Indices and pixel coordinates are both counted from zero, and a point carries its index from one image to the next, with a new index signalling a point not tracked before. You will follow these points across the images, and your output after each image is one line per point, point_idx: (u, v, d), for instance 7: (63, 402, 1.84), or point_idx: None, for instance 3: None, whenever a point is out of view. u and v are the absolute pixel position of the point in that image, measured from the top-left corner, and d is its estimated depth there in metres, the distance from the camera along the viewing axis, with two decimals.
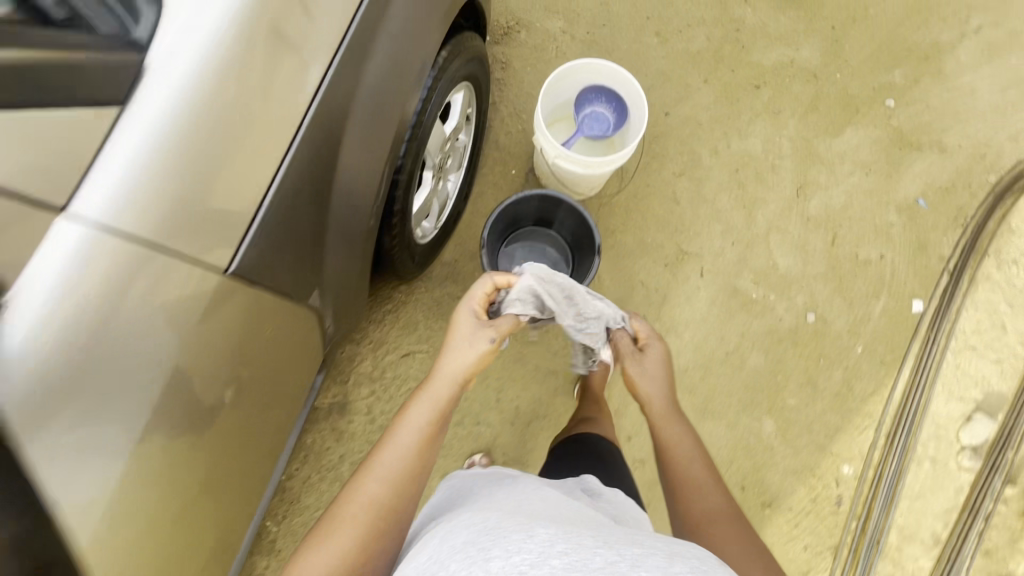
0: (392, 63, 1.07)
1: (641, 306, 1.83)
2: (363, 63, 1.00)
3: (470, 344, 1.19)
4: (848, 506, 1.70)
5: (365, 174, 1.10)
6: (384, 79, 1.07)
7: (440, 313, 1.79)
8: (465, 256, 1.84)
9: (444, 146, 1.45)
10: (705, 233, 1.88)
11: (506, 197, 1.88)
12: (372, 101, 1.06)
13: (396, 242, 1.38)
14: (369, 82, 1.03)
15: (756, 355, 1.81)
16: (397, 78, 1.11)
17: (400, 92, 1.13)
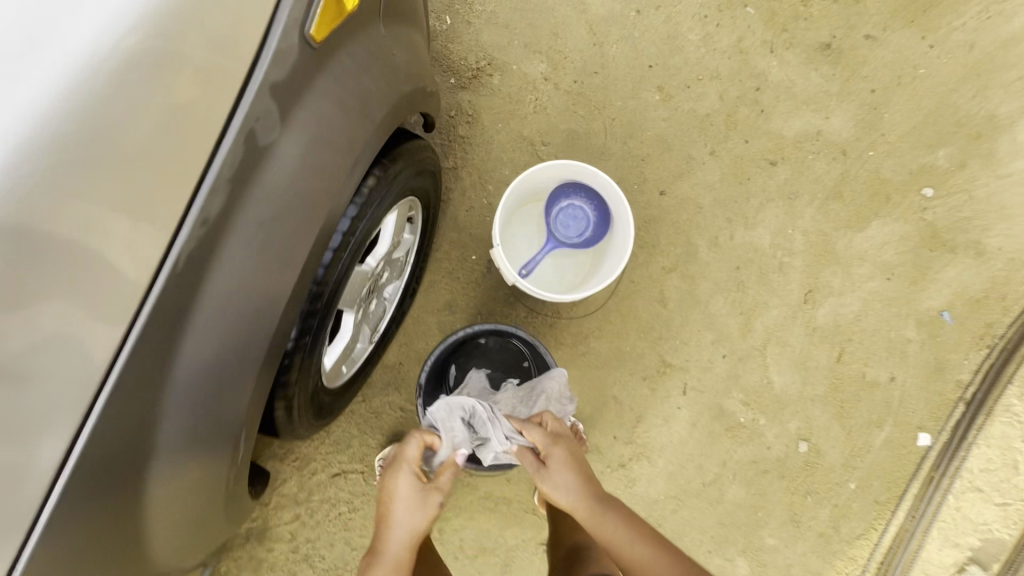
0: (271, 241, 0.77)
1: (612, 427, 1.59)
2: (215, 258, 0.71)
3: (416, 514, 1.00)
4: None
5: (239, 385, 0.80)
6: (261, 263, 0.77)
7: (378, 427, 1.54)
8: (411, 359, 1.56)
9: (378, 271, 1.17)
10: (694, 342, 1.60)
11: (462, 288, 1.58)
12: (229, 328, 0.76)
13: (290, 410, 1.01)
14: (229, 276, 0.73)
15: (737, 487, 1.60)
16: (272, 280, 0.79)
17: (292, 267, 0.81)
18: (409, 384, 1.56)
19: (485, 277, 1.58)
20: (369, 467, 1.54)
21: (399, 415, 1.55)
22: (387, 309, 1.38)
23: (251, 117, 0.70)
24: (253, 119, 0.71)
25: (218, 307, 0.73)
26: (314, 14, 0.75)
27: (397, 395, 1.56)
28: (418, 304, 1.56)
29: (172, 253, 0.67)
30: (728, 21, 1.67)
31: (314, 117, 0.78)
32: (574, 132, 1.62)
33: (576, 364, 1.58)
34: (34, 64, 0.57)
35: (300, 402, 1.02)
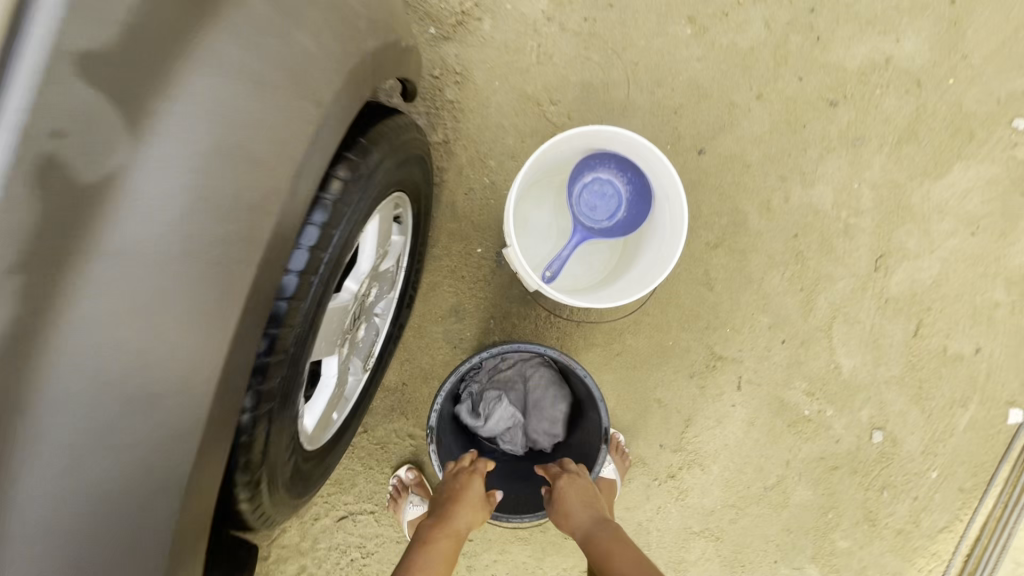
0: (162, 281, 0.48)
1: (658, 434, 1.36)
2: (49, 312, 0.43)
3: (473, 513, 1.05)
4: None
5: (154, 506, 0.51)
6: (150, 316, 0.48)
7: (386, 460, 1.32)
8: (415, 378, 1.31)
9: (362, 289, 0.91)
10: (747, 329, 1.36)
11: (469, 289, 1.31)
12: (97, 474, 0.47)
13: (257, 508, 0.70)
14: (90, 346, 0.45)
15: (803, 488, 1.40)
16: (166, 385, 0.50)
17: (211, 317, 0.52)
18: (417, 407, 1.31)
19: (495, 274, 1.31)
20: (379, 506, 1.32)
21: (409, 443, 1.32)
22: (380, 330, 1.12)
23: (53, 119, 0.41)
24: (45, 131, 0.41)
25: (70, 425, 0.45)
26: None
27: (403, 420, 1.32)
28: (418, 313, 1.30)
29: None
30: None
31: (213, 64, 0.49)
32: (589, 85, 1.31)
33: (611, 367, 1.33)
34: None
35: (275, 492, 0.72)
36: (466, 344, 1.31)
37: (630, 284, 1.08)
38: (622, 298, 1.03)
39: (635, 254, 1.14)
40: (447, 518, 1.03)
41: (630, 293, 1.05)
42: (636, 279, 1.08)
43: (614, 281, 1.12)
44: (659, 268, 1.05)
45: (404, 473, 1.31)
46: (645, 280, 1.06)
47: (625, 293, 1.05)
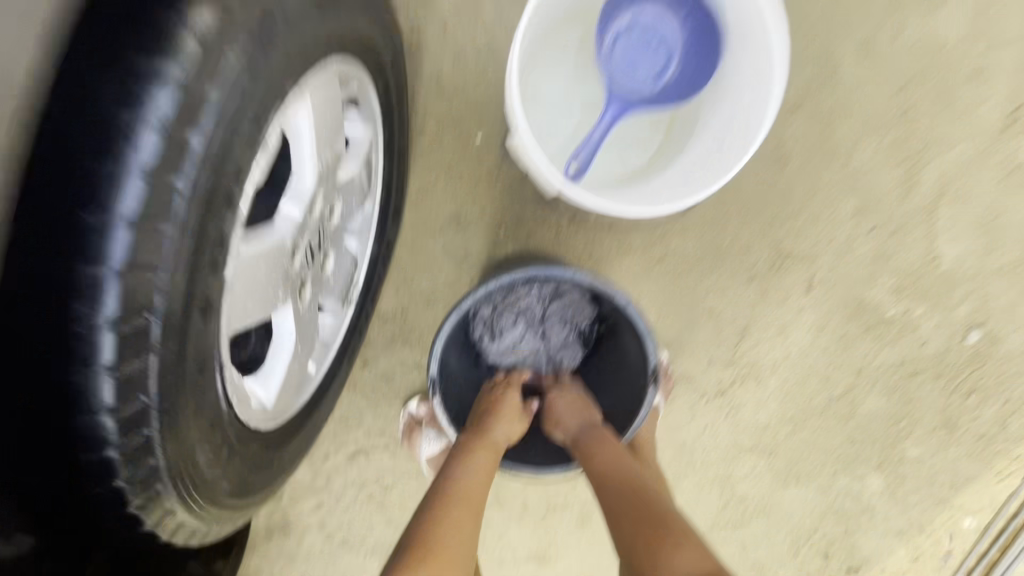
0: None
1: (707, 348, 1.15)
2: None
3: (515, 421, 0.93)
4: (958, 562, 1.30)
5: None
6: None
7: (393, 394, 1.16)
8: (416, 301, 1.09)
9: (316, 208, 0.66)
10: (824, 217, 1.08)
11: (471, 190, 1.05)
12: None
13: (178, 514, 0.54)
14: None
15: (875, 397, 1.21)
16: None
17: None
18: (421, 334, 1.11)
19: (502, 168, 1.04)
20: (393, 441, 1.19)
21: (417, 375, 1.15)
22: (356, 257, 0.89)
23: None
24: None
25: None
26: None
27: (409, 350, 1.12)
28: (410, 224, 1.05)
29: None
30: None
31: None
32: None
33: (652, 275, 1.09)
34: None
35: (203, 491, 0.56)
36: (473, 258, 1.07)
37: (689, 171, 0.86)
38: (686, 193, 0.81)
39: (690, 128, 0.90)
40: (486, 425, 0.90)
41: (693, 184, 0.83)
42: (695, 162, 0.86)
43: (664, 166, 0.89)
44: (731, 146, 0.83)
45: (415, 408, 1.15)
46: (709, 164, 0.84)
47: (686, 185, 0.83)
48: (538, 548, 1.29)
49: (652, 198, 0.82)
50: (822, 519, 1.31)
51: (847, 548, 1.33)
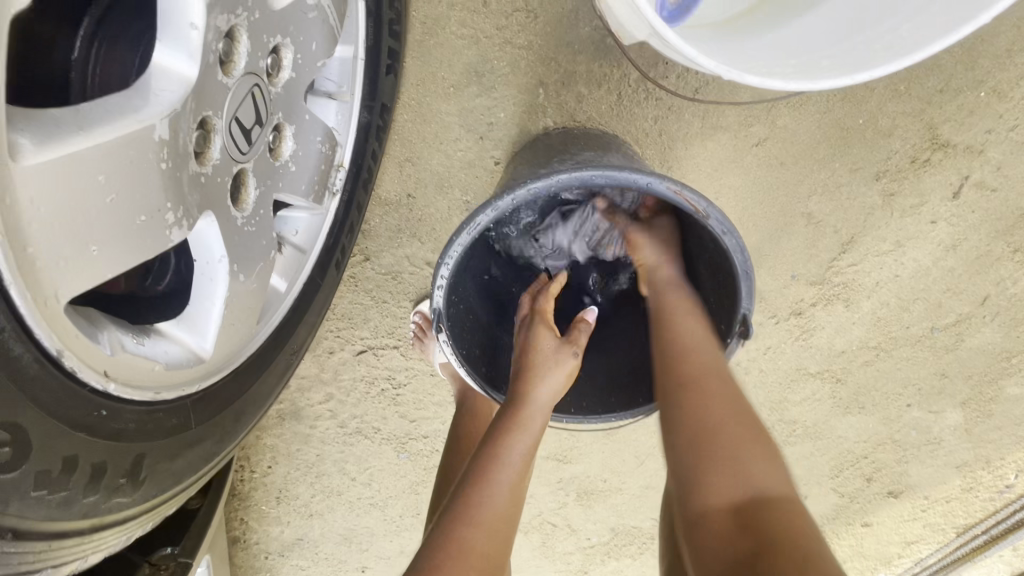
0: None
1: (795, 261, 0.90)
2: None
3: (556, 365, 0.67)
4: (1017, 497, 1.17)
5: None
6: None
7: (402, 292, 0.98)
8: (428, 185, 0.85)
9: (230, 52, 0.40)
10: (1008, 94, 0.76)
11: (504, 32, 0.73)
12: None
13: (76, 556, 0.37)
14: None
15: (989, 330, 0.98)
16: None
17: None
18: (434, 227, 0.89)
19: None
20: (403, 341, 1.05)
21: (429, 273, 0.96)
22: (334, 131, 0.62)
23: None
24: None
25: None
26: None
27: (419, 245, 0.91)
28: (417, 79, 0.76)
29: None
30: None
31: None
32: None
33: (741, 167, 0.80)
34: None
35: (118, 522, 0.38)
36: (499, 134, 0.79)
37: (882, 9, 0.50)
38: (876, 55, 0.47)
39: None
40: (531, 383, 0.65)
41: (893, 37, 0.47)
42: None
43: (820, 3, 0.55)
44: None
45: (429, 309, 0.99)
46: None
47: (873, 39, 0.49)
48: (558, 451, 1.21)
49: (810, 66, 0.48)
50: (877, 448, 1.16)
51: (897, 475, 1.18)
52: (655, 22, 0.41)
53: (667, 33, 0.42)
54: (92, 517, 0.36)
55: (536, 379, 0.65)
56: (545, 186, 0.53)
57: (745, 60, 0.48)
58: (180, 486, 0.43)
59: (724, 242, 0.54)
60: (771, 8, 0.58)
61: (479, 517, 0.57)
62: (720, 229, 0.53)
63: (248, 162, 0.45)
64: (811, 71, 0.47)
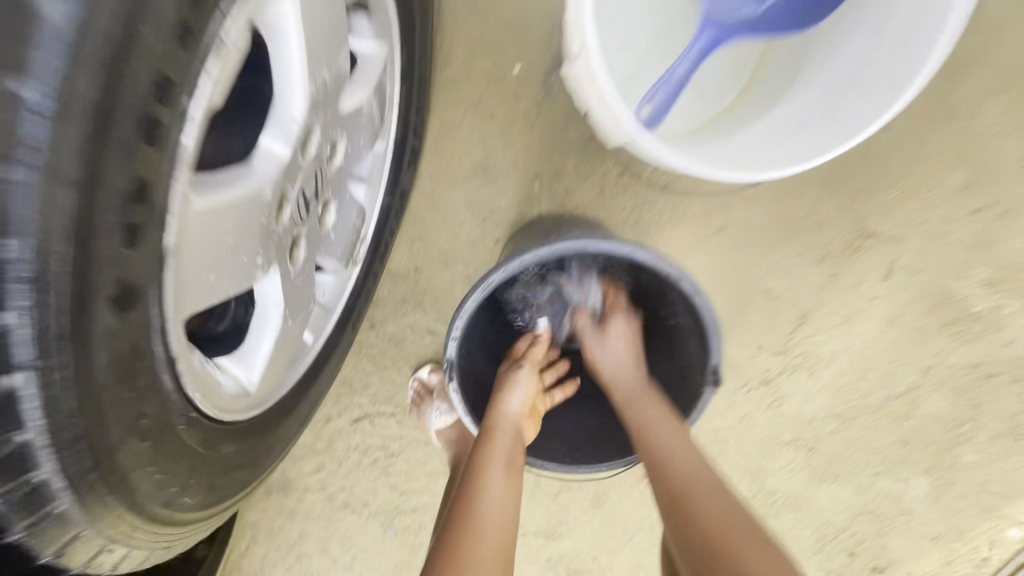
0: None
1: (758, 333, 1.01)
2: None
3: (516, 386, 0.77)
4: None
5: None
6: None
7: (403, 360, 1.05)
8: (435, 261, 0.95)
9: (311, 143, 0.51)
10: (926, 191, 0.89)
11: (507, 137, 0.89)
12: None
13: (130, 554, 0.42)
14: None
15: (939, 400, 1.08)
16: None
17: None
18: (437, 299, 0.98)
19: (542, 108, 0.88)
20: (400, 408, 1.09)
21: (429, 341, 1.04)
22: (365, 208, 0.73)
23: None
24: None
25: None
26: None
27: (422, 314, 1.00)
28: (430, 171, 0.90)
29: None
30: None
31: None
32: None
33: (706, 248, 0.94)
34: None
35: (177, 521, 0.44)
36: (499, 216, 0.92)
37: (789, 128, 0.70)
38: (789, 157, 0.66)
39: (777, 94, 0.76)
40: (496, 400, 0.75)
41: (806, 144, 0.66)
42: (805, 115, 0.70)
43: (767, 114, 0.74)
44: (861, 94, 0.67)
45: (427, 375, 1.05)
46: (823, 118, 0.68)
47: (786, 145, 0.68)
48: (548, 526, 1.22)
49: (746, 161, 0.66)
50: (856, 520, 1.20)
51: (879, 549, 1.20)
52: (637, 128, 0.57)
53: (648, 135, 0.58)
54: (167, 507, 0.42)
55: (502, 396, 0.76)
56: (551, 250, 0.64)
57: (700, 158, 0.66)
58: (219, 504, 0.49)
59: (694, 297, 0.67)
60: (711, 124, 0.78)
61: (471, 525, 0.63)
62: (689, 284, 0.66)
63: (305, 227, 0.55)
64: (748, 165, 0.65)
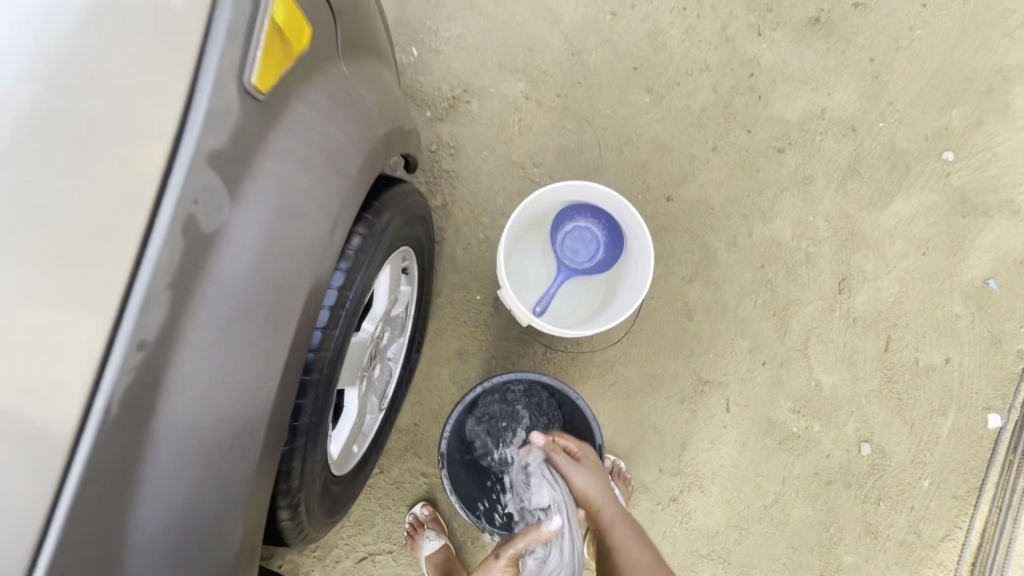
0: (270, 285, 0.57)
1: (656, 459, 1.44)
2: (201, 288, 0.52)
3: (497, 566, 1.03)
4: None
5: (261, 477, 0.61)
6: (263, 314, 0.57)
7: (402, 500, 1.40)
8: (429, 417, 1.41)
9: (379, 329, 1.04)
10: (729, 354, 1.47)
11: (474, 334, 1.44)
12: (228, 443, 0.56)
13: (294, 515, 0.81)
14: (222, 324, 0.54)
15: (802, 505, 1.46)
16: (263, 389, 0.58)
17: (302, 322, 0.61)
18: (429, 446, 1.41)
19: (495, 317, 1.44)
20: (397, 545, 1.38)
21: (422, 482, 1.41)
22: (392, 375, 1.22)
23: (183, 198, 0.50)
24: (191, 199, 0.50)
25: (224, 391, 0.55)
26: (254, 59, 0.54)
27: (418, 459, 1.41)
28: (427, 357, 1.42)
29: (74, 454, 0.46)
30: (710, 10, 1.56)
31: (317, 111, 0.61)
32: (567, 149, 1.51)
33: (606, 398, 1.44)
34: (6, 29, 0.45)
35: (310, 504, 0.84)
36: (471, 383, 1.43)
37: (617, 306, 1.21)
38: (611, 318, 1.18)
39: None
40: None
41: (619, 310, 1.18)
42: (624, 300, 1.20)
43: (613, 297, 1.26)
44: (635, 283, 1.20)
45: (419, 511, 1.38)
46: (626, 298, 1.20)
47: (610, 316, 1.20)
48: None
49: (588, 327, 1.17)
50: None
51: None
52: (518, 313, 1.14)
53: (536, 320, 1.16)
54: (316, 486, 0.84)
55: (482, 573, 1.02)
56: (497, 381, 1.18)
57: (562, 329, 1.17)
58: (320, 508, 0.89)
59: (577, 401, 1.18)
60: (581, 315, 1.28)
61: None
62: (573, 394, 1.18)
63: (366, 374, 1.04)
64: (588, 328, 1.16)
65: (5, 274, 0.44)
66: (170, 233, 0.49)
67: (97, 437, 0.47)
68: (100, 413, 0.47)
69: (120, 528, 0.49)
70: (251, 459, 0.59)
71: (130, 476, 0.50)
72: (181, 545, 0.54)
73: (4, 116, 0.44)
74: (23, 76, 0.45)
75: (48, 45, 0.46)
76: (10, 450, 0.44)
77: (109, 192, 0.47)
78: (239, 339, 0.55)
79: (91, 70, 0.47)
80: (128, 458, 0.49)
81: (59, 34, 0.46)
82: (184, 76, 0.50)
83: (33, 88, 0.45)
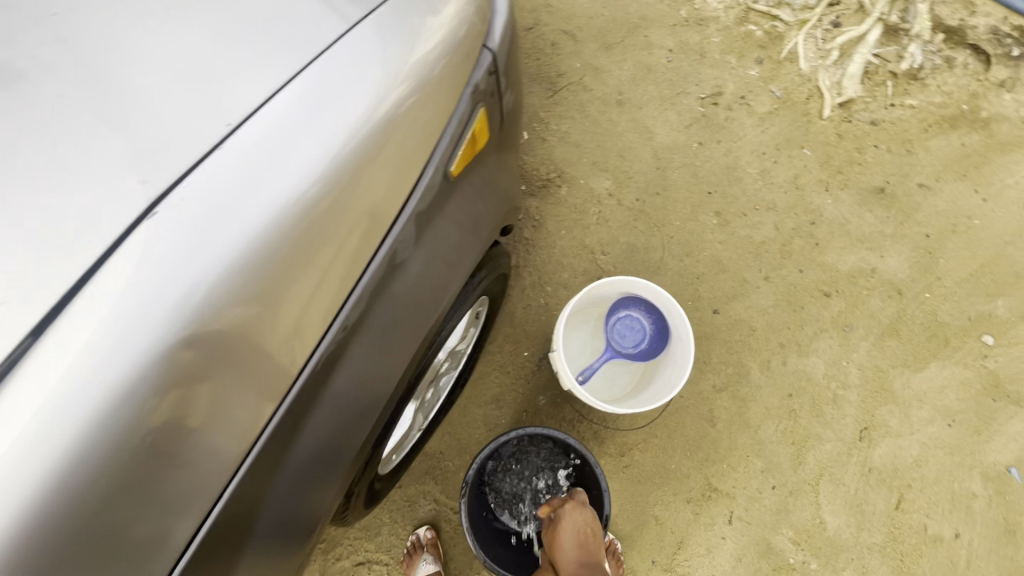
0: (418, 306, 0.76)
1: (652, 550, 1.50)
2: (383, 298, 0.71)
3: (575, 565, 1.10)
4: None
5: (360, 448, 0.77)
6: (410, 325, 0.76)
7: (410, 518, 1.50)
8: (453, 449, 1.54)
9: (443, 360, 1.19)
10: (741, 469, 1.55)
11: (513, 385, 1.58)
12: (357, 415, 0.73)
13: (349, 496, 0.94)
14: (385, 327, 0.73)
15: None
16: (388, 380, 0.76)
17: (422, 338, 0.80)
18: (447, 475, 1.53)
19: (535, 375, 1.59)
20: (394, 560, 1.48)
21: (432, 507, 1.52)
22: (440, 402, 1.35)
23: (393, 243, 0.70)
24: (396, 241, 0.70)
25: (368, 376, 0.73)
26: (457, 152, 0.75)
27: (434, 484, 1.52)
28: (466, 395, 1.57)
29: (278, 409, 0.63)
30: (786, 159, 1.77)
31: (472, 190, 0.83)
32: (634, 246, 1.70)
33: (618, 477, 1.53)
34: (348, 94, 0.62)
35: (361, 490, 0.98)
36: (500, 429, 1.56)
37: (646, 397, 1.35)
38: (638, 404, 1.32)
39: None
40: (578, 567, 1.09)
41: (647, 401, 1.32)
42: (653, 394, 1.33)
43: (643, 390, 1.40)
44: (667, 380, 1.34)
45: (422, 532, 1.48)
46: (656, 393, 1.33)
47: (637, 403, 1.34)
48: None
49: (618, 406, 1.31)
50: None
51: None
52: (563, 373, 1.29)
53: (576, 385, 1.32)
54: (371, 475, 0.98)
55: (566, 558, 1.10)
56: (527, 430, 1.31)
57: None
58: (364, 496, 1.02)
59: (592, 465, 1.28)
60: (613, 396, 1.44)
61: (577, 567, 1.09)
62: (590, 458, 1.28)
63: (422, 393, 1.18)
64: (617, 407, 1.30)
65: (299, 262, 0.60)
66: (382, 256, 0.69)
67: (298, 393, 0.64)
68: (308, 372, 0.64)
69: (281, 459, 0.65)
70: (363, 432, 0.76)
71: (298, 429, 0.66)
72: (305, 485, 0.70)
73: (325, 171, 0.60)
74: (344, 153, 0.61)
75: (363, 133, 0.63)
76: (257, 386, 0.59)
77: (360, 241, 0.65)
78: (389, 340, 0.74)
79: (386, 138, 0.65)
80: (303, 410, 0.66)
81: (378, 106, 0.64)
82: (419, 166, 0.70)
83: (340, 168, 0.61)
